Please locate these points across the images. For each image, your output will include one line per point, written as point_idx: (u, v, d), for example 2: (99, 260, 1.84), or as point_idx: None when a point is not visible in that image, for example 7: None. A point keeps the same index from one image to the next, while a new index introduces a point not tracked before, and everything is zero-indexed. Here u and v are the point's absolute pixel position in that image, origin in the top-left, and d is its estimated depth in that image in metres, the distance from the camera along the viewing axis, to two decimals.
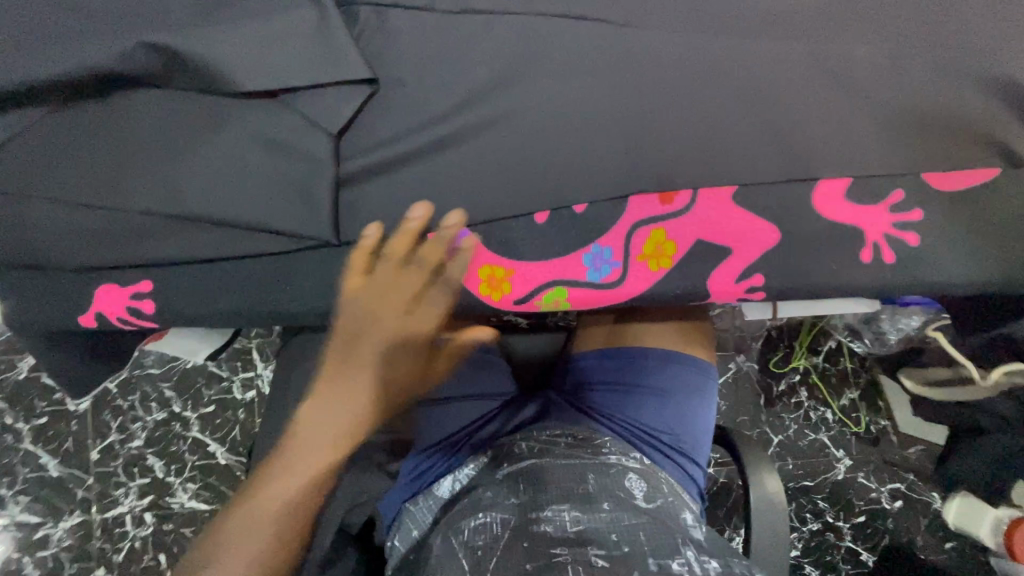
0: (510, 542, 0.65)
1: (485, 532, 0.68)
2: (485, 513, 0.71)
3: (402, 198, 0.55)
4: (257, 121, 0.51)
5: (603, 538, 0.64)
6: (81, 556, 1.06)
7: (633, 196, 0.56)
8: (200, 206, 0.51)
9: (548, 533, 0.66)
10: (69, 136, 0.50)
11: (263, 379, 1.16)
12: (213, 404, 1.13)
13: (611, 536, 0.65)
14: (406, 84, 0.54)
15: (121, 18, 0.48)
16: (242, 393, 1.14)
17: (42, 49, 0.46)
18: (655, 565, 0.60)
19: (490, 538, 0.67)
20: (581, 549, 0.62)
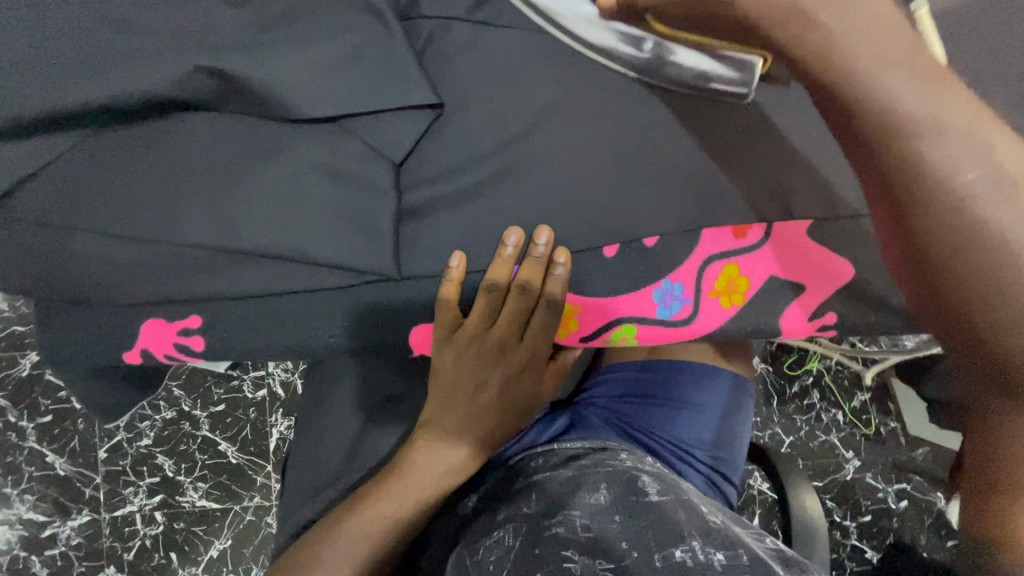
0: (516, 562, 0.53)
1: (493, 554, 0.56)
2: (497, 530, 0.59)
3: (465, 228, 0.51)
4: (314, 147, 0.48)
5: (614, 549, 0.52)
6: (91, 554, 1.01)
7: (706, 229, 0.53)
8: (254, 234, 0.48)
9: (554, 544, 0.53)
10: (117, 153, 0.47)
11: (275, 379, 1.07)
12: (223, 404, 1.06)
13: (623, 542, 0.53)
14: (471, 108, 0.52)
15: (181, 37, 0.45)
16: (253, 392, 1.06)
17: (100, 68, 0.44)
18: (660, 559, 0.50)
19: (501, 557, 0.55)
20: (593, 558, 0.50)
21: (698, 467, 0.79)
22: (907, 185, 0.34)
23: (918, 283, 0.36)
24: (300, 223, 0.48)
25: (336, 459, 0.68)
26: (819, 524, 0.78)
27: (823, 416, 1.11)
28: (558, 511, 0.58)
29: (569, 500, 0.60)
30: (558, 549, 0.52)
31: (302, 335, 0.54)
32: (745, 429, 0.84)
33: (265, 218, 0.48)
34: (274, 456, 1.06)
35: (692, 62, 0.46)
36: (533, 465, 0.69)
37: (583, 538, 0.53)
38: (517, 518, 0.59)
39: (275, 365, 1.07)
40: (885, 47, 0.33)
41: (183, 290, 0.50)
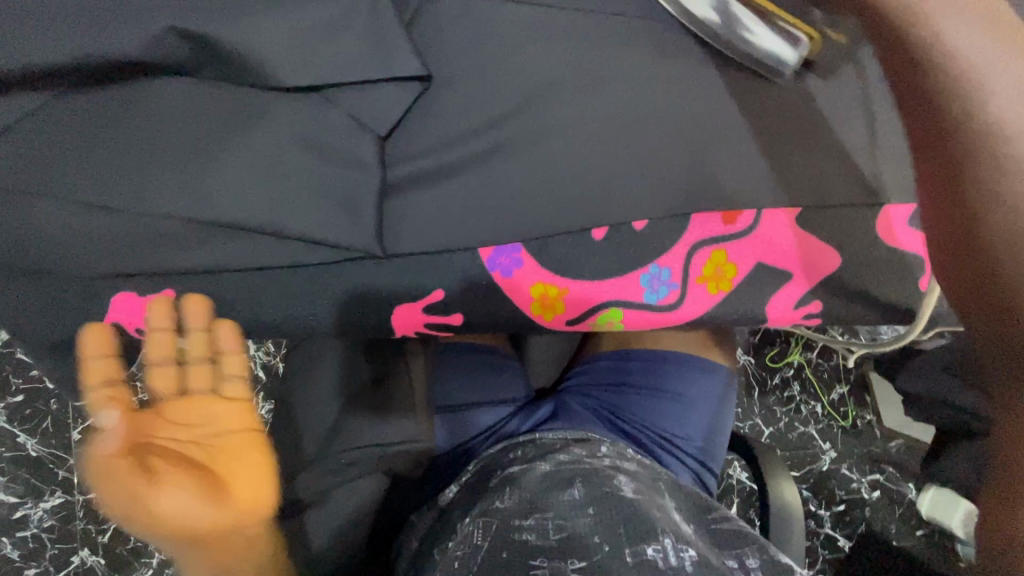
0: (485, 564, 0.52)
1: (462, 554, 0.55)
2: (469, 523, 0.59)
3: (452, 206, 0.50)
4: (296, 117, 0.47)
5: (587, 546, 0.50)
6: (64, 536, 0.98)
7: (695, 214, 0.52)
8: (232, 205, 0.46)
9: (523, 547, 0.52)
10: (84, 118, 0.45)
11: (257, 362, 1.05)
12: None
13: (593, 538, 0.51)
14: (460, 81, 0.50)
15: None
16: None
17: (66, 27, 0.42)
18: (630, 555, 0.49)
19: (469, 557, 0.54)
20: (560, 562, 0.49)
21: (678, 456, 0.78)
22: (975, 148, 0.36)
23: (950, 224, 0.38)
24: (279, 196, 0.47)
25: (315, 440, 0.67)
26: (796, 514, 0.79)
27: (803, 408, 1.12)
28: (532, 509, 0.57)
29: (542, 497, 0.58)
30: (527, 556, 0.51)
31: (280, 312, 0.52)
32: (727, 421, 0.84)
33: (243, 189, 0.46)
34: None
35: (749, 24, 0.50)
36: (511, 456, 0.68)
37: (555, 539, 0.52)
38: (486, 517, 0.58)
39: (256, 347, 1.04)
40: (978, 38, 0.37)
41: (156, 263, 0.48)
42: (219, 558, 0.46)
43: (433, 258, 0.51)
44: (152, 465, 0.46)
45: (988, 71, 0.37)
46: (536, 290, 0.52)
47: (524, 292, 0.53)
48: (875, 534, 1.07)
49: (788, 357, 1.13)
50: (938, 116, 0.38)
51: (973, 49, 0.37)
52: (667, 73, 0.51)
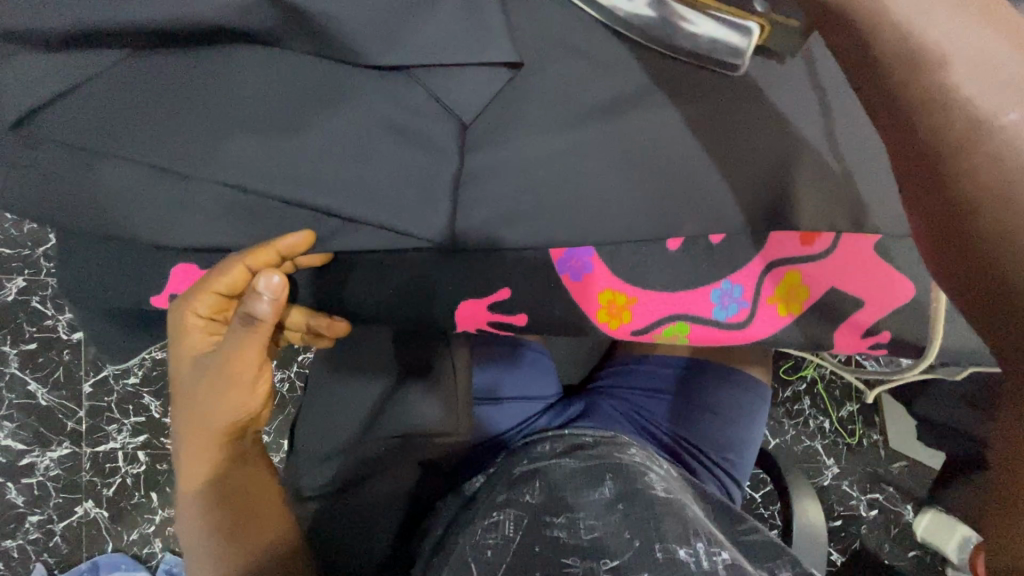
0: (517, 561, 0.50)
1: (494, 543, 0.53)
2: (497, 512, 0.57)
3: (522, 201, 0.48)
4: (379, 100, 0.45)
5: (618, 544, 0.49)
6: (69, 486, 0.98)
7: (774, 232, 0.50)
8: (298, 183, 0.44)
9: (557, 547, 0.50)
10: (152, 78, 0.43)
11: None
12: None
13: (625, 536, 0.49)
14: (545, 73, 0.48)
15: None
16: None
17: None
18: (661, 552, 0.47)
19: (501, 547, 0.52)
20: (593, 561, 0.48)
21: (709, 468, 0.77)
22: (954, 134, 0.29)
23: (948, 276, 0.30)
24: (348, 177, 0.45)
25: (348, 422, 0.67)
26: (818, 534, 0.79)
27: (810, 422, 1.11)
28: (562, 507, 0.55)
29: (573, 494, 0.56)
30: (560, 555, 0.49)
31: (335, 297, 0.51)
32: (759, 435, 0.82)
33: (316, 169, 0.44)
34: None
35: (701, 30, 0.45)
36: (537, 450, 0.67)
37: (586, 539, 0.50)
38: (516, 512, 0.56)
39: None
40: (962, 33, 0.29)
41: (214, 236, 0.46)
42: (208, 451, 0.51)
43: (498, 255, 0.49)
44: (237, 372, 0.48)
45: (955, 53, 0.29)
46: (603, 296, 0.51)
47: (591, 298, 0.51)
48: (866, 551, 1.07)
49: (803, 371, 1.11)
50: (902, 106, 0.30)
51: (958, 44, 0.29)
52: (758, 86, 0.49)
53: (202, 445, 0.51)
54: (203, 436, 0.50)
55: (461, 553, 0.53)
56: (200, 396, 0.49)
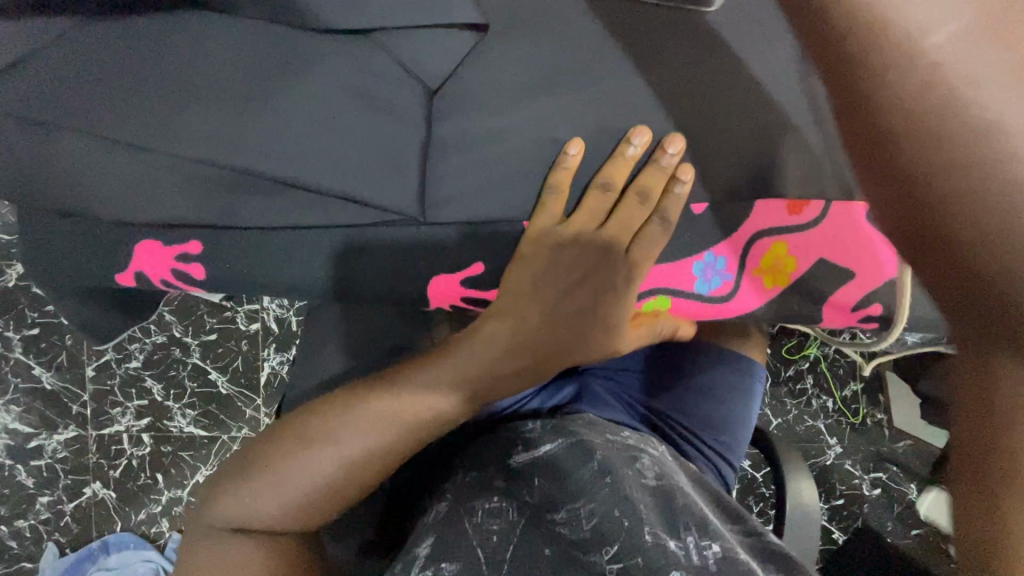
0: (522, 559, 0.47)
1: (496, 531, 0.49)
2: (497, 496, 0.52)
3: (496, 170, 0.45)
4: (342, 66, 0.43)
5: (609, 526, 0.48)
6: (76, 468, 1.00)
7: (760, 200, 0.48)
8: (260, 158, 0.42)
9: (562, 547, 0.48)
10: (102, 47, 0.42)
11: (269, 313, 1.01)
12: (214, 333, 1.01)
13: (615, 513, 0.49)
14: (519, 35, 0.45)
15: None
16: (245, 324, 1.01)
17: None
18: (651, 534, 0.47)
19: (504, 537, 0.49)
20: (594, 555, 0.47)
21: (699, 447, 0.76)
22: (950, 176, 0.21)
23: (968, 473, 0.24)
24: (312, 151, 0.43)
25: None
26: (808, 511, 0.77)
27: (814, 402, 1.09)
28: (556, 493, 0.52)
29: (565, 478, 0.53)
30: (568, 549, 0.48)
31: (300, 273, 0.48)
32: (752, 417, 0.80)
33: (277, 143, 0.42)
34: (264, 390, 1.00)
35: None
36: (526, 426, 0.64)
37: (586, 530, 0.49)
38: (516, 499, 0.51)
39: (271, 299, 1.01)
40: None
41: (174, 208, 0.44)
42: (316, 470, 0.47)
43: (472, 228, 0.47)
44: (393, 423, 0.48)
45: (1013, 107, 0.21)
46: None
47: None
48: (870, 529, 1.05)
49: (806, 350, 1.08)
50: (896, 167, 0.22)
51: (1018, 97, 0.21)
52: (753, 49, 0.46)
53: (311, 470, 0.47)
54: (312, 491, 0.47)
55: (456, 532, 0.49)
56: (342, 402, 0.49)
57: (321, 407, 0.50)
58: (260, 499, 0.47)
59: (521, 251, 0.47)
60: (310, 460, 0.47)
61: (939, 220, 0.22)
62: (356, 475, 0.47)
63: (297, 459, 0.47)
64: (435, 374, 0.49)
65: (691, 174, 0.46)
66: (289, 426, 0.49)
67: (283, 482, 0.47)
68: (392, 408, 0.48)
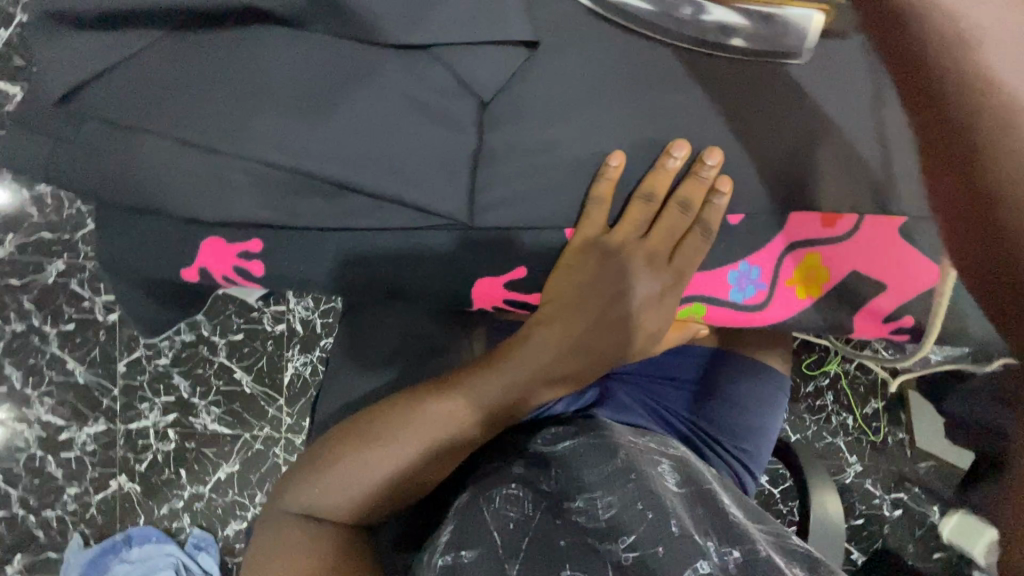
0: (539, 544, 0.48)
1: (515, 518, 0.50)
2: (514, 485, 0.54)
3: (539, 180, 0.48)
4: (398, 77, 0.45)
5: (630, 517, 0.49)
6: (104, 461, 1.03)
7: (795, 213, 0.50)
8: (318, 163, 0.45)
9: (578, 533, 0.49)
10: (177, 59, 0.45)
11: (296, 316, 1.04)
12: (242, 333, 1.03)
13: (637, 506, 0.49)
14: (564, 52, 0.48)
15: None
16: (273, 325, 1.03)
17: None
18: (676, 527, 0.47)
19: (522, 523, 0.49)
20: (612, 545, 0.47)
21: (722, 456, 0.77)
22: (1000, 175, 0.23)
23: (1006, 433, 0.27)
24: (368, 157, 0.45)
25: None
26: (830, 523, 0.78)
27: (833, 419, 1.08)
28: (579, 490, 0.53)
29: (589, 476, 0.54)
30: (586, 536, 0.48)
31: (341, 272, 0.51)
32: (774, 428, 0.81)
33: (334, 149, 0.45)
34: (289, 390, 1.03)
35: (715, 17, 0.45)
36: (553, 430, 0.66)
37: (604, 520, 0.50)
38: (534, 490, 0.53)
39: (298, 301, 1.03)
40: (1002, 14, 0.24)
41: (228, 208, 0.47)
42: (372, 467, 0.51)
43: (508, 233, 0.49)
44: (441, 428, 0.52)
45: None
46: None
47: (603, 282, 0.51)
48: (889, 549, 1.05)
49: (827, 366, 1.08)
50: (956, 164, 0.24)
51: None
52: (786, 68, 0.48)
53: (367, 465, 0.51)
54: (366, 489, 0.51)
55: (476, 519, 0.50)
56: (396, 407, 0.54)
57: (377, 412, 0.54)
58: (325, 499, 0.51)
59: (564, 259, 0.49)
60: (363, 462, 0.51)
61: (993, 191, 0.24)
62: (409, 476, 0.52)
63: (352, 460, 0.51)
64: (480, 381, 0.52)
65: (729, 185, 0.48)
66: (345, 428, 0.54)
67: (344, 476, 0.51)
68: (437, 414, 0.52)
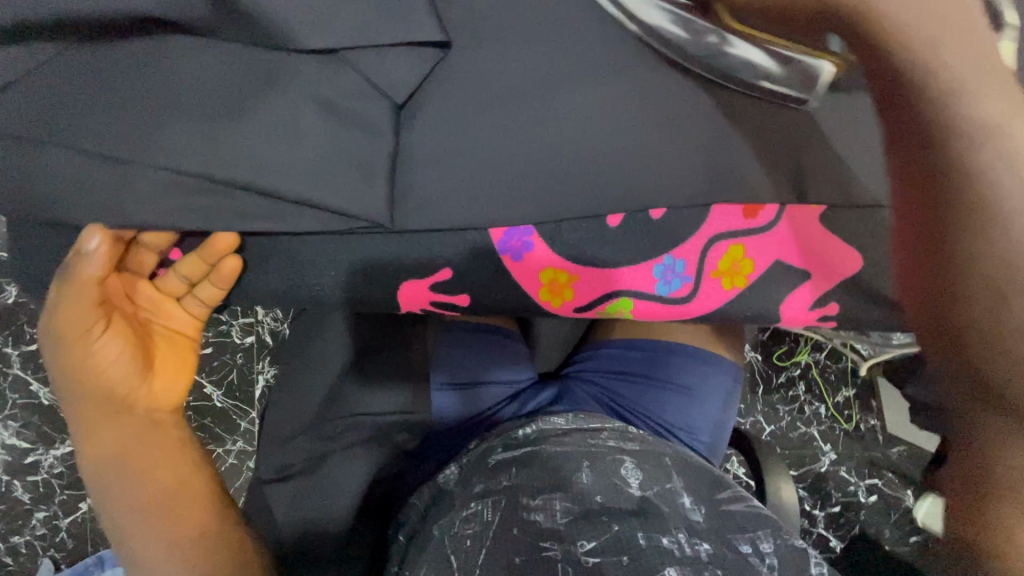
0: (496, 552, 0.48)
1: (473, 533, 0.51)
2: (475, 504, 0.54)
3: (463, 181, 0.48)
4: (312, 82, 0.45)
5: (593, 525, 0.48)
6: (74, 483, 1.01)
7: (716, 205, 0.50)
8: (233, 171, 0.45)
9: (533, 528, 0.49)
10: (89, 71, 0.44)
11: (265, 327, 1.03)
12: (211, 346, 1.00)
13: (601, 519, 0.49)
14: (482, 53, 0.48)
15: None
16: (241, 338, 1.02)
17: None
18: (644, 539, 0.47)
19: (480, 535, 0.50)
20: (572, 542, 0.47)
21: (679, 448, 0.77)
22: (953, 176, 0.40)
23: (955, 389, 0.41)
24: (284, 162, 0.45)
25: (312, 401, 0.67)
26: (790, 513, 0.78)
27: (806, 408, 1.09)
28: (540, 486, 0.53)
29: (547, 477, 0.54)
30: (537, 537, 0.48)
31: (293, 279, 0.52)
32: (730, 417, 0.82)
33: (249, 156, 0.45)
34: (260, 402, 1.02)
35: None
36: (511, 436, 0.63)
37: (564, 522, 0.49)
38: (492, 497, 0.54)
39: (265, 312, 1.02)
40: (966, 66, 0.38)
41: (172, 219, 0.47)
42: (157, 475, 0.51)
43: (455, 235, 0.50)
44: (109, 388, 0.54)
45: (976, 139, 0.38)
46: (545, 275, 0.52)
47: (533, 279, 0.52)
48: (867, 535, 1.05)
49: (797, 357, 1.09)
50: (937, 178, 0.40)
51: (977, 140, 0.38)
52: None
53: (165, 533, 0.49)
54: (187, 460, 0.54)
55: (438, 548, 0.51)
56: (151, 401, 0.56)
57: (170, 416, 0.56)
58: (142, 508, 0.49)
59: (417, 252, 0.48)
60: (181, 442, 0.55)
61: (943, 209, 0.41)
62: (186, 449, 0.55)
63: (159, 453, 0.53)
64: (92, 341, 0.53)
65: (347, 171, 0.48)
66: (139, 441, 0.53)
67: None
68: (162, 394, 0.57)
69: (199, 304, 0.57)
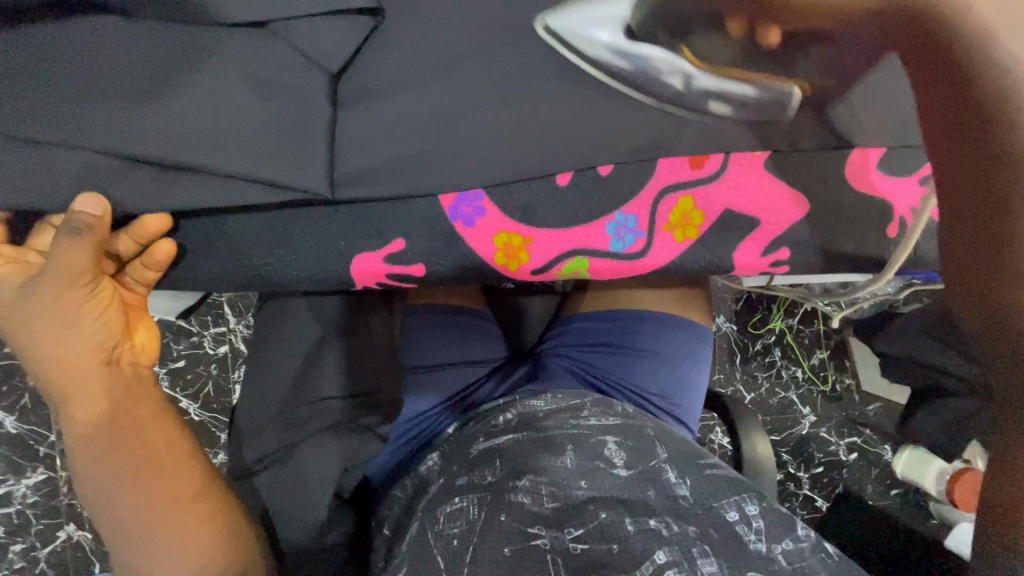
0: (483, 549, 0.47)
1: (459, 527, 0.50)
2: (458, 498, 0.53)
3: (408, 150, 0.48)
4: (241, 55, 0.44)
5: (582, 513, 0.49)
6: (49, 512, 0.97)
7: (662, 158, 0.51)
8: (167, 150, 0.44)
9: (521, 513, 0.49)
10: (9, 59, 0.43)
11: (239, 335, 1.01)
12: (183, 359, 0.98)
13: (589, 508, 0.49)
14: (416, 21, 0.48)
15: None
16: (214, 348, 0.99)
17: None
18: (631, 525, 0.48)
19: (466, 533, 0.49)
20: (560, 531, 0.47)
21: (653, 413, 0.77)
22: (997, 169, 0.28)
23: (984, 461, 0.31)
24: (220, 138, 0.44)
25: (280, 396, 0.65)
26: (767, 469, 0.80)
27: (783, 373, 1.10)
28: (524, 470, 0.53)
29: (533, 461, 0.54)
30: (526, 524, 0.48)
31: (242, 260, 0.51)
32: (703, 379, 0.83)
33: (181, 133, 0.44)
34: None
35: None
36: (493, 423, 0.61)
37: (551, 509, 0.49)
38: (477, 489, 0.53)
39: (237, 320, 1.00)
40: None
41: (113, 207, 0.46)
42: (137, 450, 0.48)
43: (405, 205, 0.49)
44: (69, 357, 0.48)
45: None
46: (499, 238, 0.52)
47: (488, 244, 0.52)
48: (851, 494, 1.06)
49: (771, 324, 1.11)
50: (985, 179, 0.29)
51: None
52: None
53: (156, 501, 0.47)
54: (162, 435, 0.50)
55: (423, 543, 0.50)
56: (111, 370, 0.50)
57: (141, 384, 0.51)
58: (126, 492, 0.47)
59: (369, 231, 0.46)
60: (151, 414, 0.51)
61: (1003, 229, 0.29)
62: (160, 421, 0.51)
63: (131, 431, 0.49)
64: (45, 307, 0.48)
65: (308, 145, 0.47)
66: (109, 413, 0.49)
67: (122, 544, 0.47)
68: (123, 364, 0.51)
69: (137, 285, 0.52)
